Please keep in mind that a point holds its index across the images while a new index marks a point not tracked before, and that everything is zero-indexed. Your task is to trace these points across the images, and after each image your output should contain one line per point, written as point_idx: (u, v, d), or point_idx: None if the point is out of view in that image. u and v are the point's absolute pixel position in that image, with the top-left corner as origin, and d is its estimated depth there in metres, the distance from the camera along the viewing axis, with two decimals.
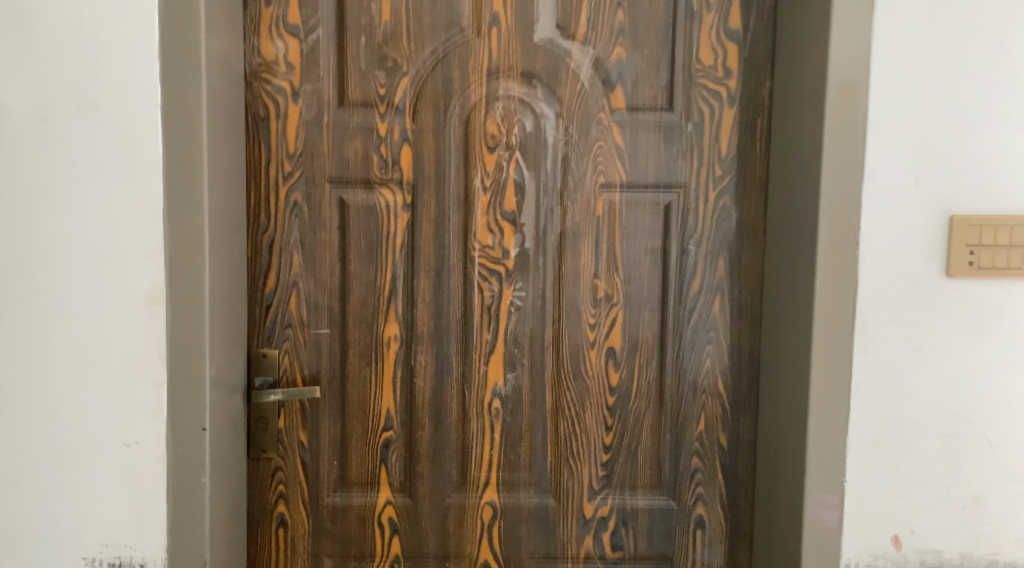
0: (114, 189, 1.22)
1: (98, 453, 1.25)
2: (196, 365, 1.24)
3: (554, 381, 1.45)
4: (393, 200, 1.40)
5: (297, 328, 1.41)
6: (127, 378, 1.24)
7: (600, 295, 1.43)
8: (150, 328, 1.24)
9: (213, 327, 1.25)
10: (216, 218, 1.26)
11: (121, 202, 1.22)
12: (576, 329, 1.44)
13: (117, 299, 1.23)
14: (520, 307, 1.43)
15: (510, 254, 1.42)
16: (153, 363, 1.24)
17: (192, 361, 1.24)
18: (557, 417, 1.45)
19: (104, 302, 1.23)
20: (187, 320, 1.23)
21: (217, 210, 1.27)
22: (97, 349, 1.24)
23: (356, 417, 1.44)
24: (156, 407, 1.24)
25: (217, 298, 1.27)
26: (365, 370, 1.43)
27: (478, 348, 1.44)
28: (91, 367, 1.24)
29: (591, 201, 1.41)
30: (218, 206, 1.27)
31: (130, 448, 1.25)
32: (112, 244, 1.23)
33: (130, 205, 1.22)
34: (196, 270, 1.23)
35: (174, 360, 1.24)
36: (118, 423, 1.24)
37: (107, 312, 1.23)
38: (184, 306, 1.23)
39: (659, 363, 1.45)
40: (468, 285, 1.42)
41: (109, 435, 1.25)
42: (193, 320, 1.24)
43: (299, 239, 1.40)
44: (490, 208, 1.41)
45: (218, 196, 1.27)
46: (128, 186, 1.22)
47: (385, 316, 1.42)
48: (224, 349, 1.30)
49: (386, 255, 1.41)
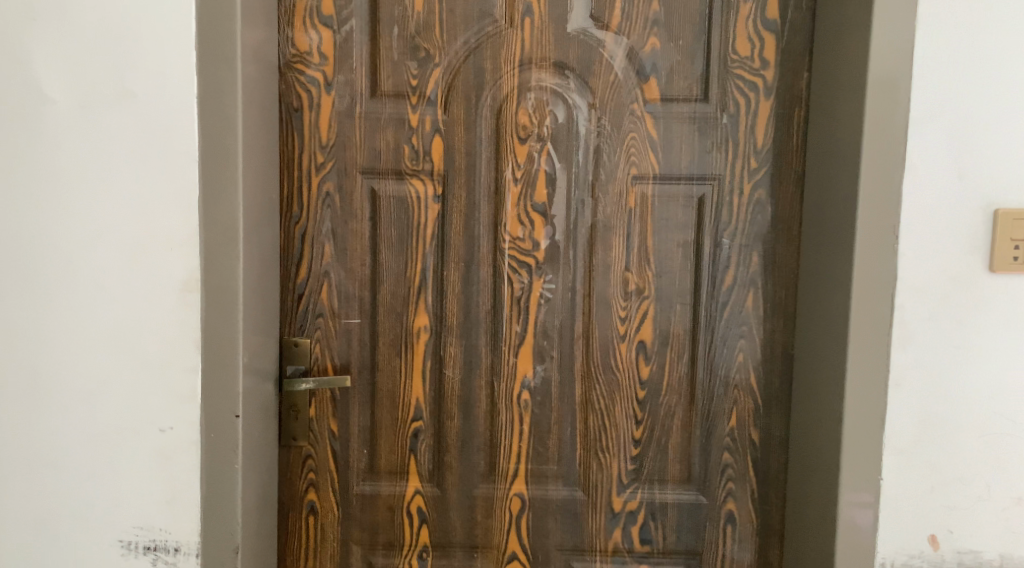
0: (150, 179, 1.24)
1: (133, 437, 1.27)
2: (229, 352, 1.26)
3: (584, 374, 1.44)
4: (425, 190, 1.40)
5: (328, 317, 1.42)
6: (162, 365, 1.26)
7: (631, 288, 1.42)
8: (185, 316, 1.25)
9: (246, 315, 1.27)
10: (250, 207, 1.27)
11: (157, 192, 1.24)
12: (606, 322, 1.43)
13: (153, 288, 1.25)
14: (550, 299, 1.43)
15: (541, 246, 1.41)
16: (188, 350, 1.26)
17: (224, 349, 1.26)
18: (586, 410, 1.45)
19: (140, 290, 1.25)
20: (220, 308, 1.25)
21: (251, 200, 1.27)
22: (133, 336, 1.26)
23: (385, 407, 1.44)
24: (190, 394, 1.26)
25: (250, 287, 1.28)
26: (395, 360, 1.44)
27: (507, 339, 1.43)
28: (127, 354, 1.26)
29: (623, 193, 1.40)
30: (252, 195, 1.28)
31: (165, 433, 1.27)
32: (148, 232, 1.24)
33: (166, 194, 1.24)
34: (229, 260, 1.25)
35: (207, 348, 1.25)
36: (153, 409, 1.27)
37: (143, 300, 1.25)
38: (217, 295, 1.25)
39: (690, 358, 1.43)
40: (498, 277, 1.42)
41: (145, 421, 1.27)
42: (226, 308, 1.25)
43: (331, 229, 1.41)
44: (521, 200, 1.41)
45: (252, 186, 1.28)
46: (164, 176, 1.24)
47: (414, 307, 1.42)
48: (256, 337, 1.32)
49: (416, 245, 1.41)
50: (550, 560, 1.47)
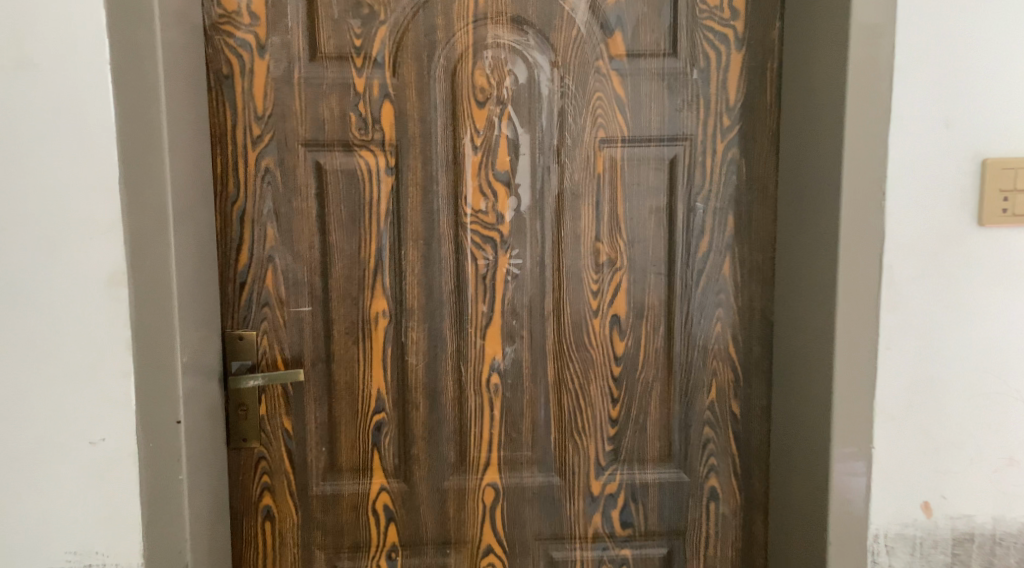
0: (64, 158, 1.08)
1: (61, 452, 1.12)
2: (165, 351, 1.14)
3: (556, 352, 1.35)
4: (376, 163, 1.28)
5: (276, 306, 1.30)
6: (88, 370, 1.11)
7: (603, 259, 1.33)
8: (113, 314, 1.10)
9: (181, 307, 1.16)
10: (177, 188, 1.15)
11: (72, 173, 1.08)
12: (578, 297, 1.34)
13: (73, 283, 1.10)
14: (517, 276, 1.33)
15: (505, 219, 1.31)
16: (119, 352, 1.11)
17: (161, 350, 1.14)
18: (560, 391, 1.36)
19: (60, 286, 1.10)
20: (153, 306, 1.12)
21: (178, 179, 1.15)
22: (53, 338, 1.11)
23: (344, 399, 1.33)
24: (124, 400, 1.11)
25: (182, 276, 1.16)
26: (352, 349, 1.32)
27: (474, 320, 1.33)
28: (47, 358, 1.11)
29: (590, 157, 1.30)
30: (179, 174, 1.15)
31: (98, 447, 1.12)
32: (65, 220, 1.09)
33: (83, 176, 1.08)
34: (160, 251, 1.13)
35: (142, 349, 1.12)
36: (82, 419, 1.12)
37: (63, 296, 1.10)
38: (149, 289, 1.12)
39: (667, 330, 1.36)
40: (461, 254, 1.31)
41: (73, 433, 1.12)
42: (160, 305, 1.13)
43: (273, 209, 1.27)
44: (482, 169, 1.29)
45: (179, 164, 1.16)
46: (79, 154, 1.08)
47: (371, 291, 1.31)
48: (195, 332, 1.20)
49: (370, 223, 1.29)
50: (528, 550, 1.39)
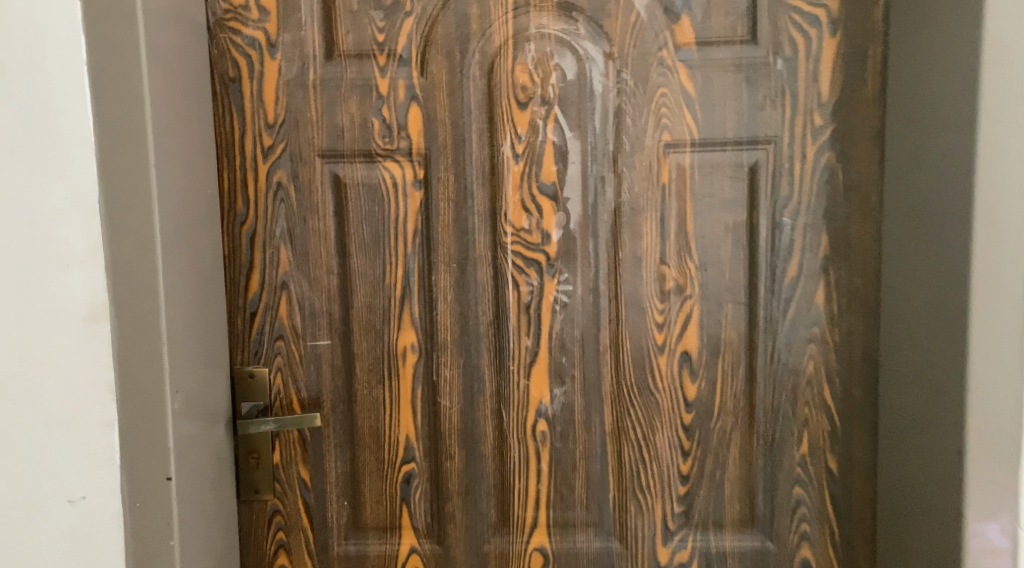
0: (26, 173, 0.91)
1: (32, 519, 0.95)
2: (153, 395, 0.99)
3: (613, 396, 1.15)
4: (402, 175, 1.11)
5: (290, 340, 1.14)
6: (64, 423, 0.93)
7: (670, 286, 1.12)
8: (94, 357, 0.93)
9: (171, 342, 1.01)
10: (167, 207, 1.01)
11: (40, 190, 0.91)
12: (639, 330, 1.13)
13: (45, 321, 0.92)
14: (565, 305, 1.13)
15: (551, 238, 1.12)
16: (98, 401, 0.93)
17: (148, 392, 0.98)
18: (620, 440, 1.16)
19: (25, 326, 0.92)
20: (138, 342, 0.96)
21: (170, 196, 1.01)
22: (22, 387, 0.93)
23: (368, 447, 1.16)
24: (105, 455, 0.94)
25: (173, 307, 1.02)
26: (377, 389, 1.15)
27: (516, 357, 1.15)
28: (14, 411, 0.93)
29: (652, 164, 1.10)
30: (169, 190, 1.01)
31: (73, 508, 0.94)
32: (31, 247, 0.91)
33: (52, 194, 0.91)
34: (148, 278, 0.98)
35: (126, 398, 0.95)
36: (54, 481, 0.94)
37: (29, 338, 0.92)
38: (133, 323, 0.96)
39: (747, 370, 1.14)
40: (500, 280, 1.13)
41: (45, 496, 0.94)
42: (146, 339, 0.97)
43: (287, 229, 1.12)
44: (524, 180, 1.11)
45: (172, 181, 1.01)
46: (48, 169, 0.91)
47: (397, 323, 1.14)
48: (192, 369, 1.05)
49: (395, 245, 1.12)
50: None
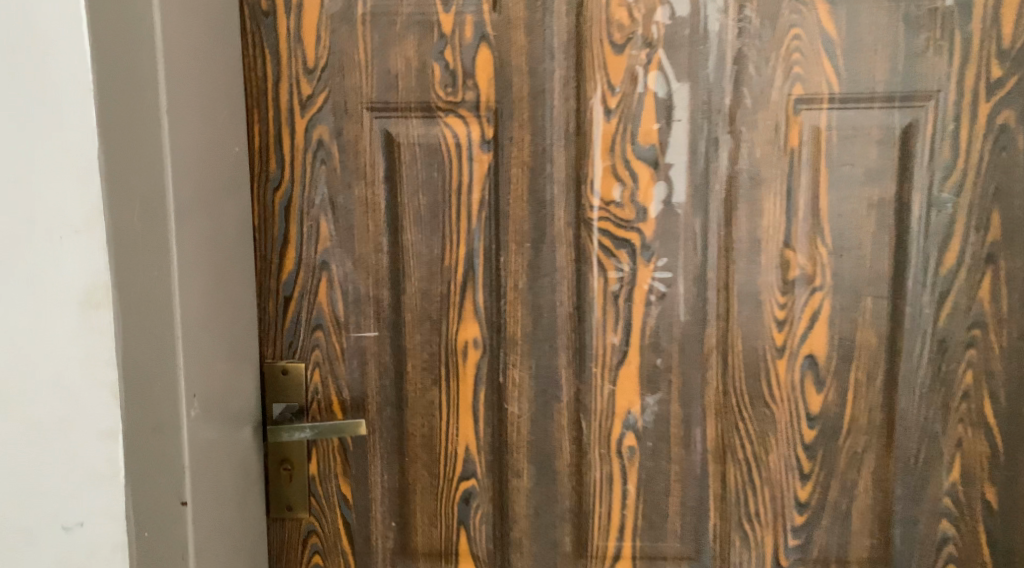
0: (3, 120, 0.70)
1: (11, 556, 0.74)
2: (165, 404, 0.78)
3: (717, 407, 0.95)
4: (467, 135, 0.91)
5: (331, 329, 0.95)
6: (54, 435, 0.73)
7: (794, 275, 0.92)
8: (92, 354, 0.72)
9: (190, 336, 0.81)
10: (186, 168, 0.80)
11: (21, 142, 0.70)
12: (754, 328, 0.93)
13: (29, 311, 0.72)
14: (663, 296, 0.93)
15: (648, 214, 0.91)
16: (98, 408, 0.73)
17: (162, 400, 0.78)
18: (723, 460, 0.96)
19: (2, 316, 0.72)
20: (148, 339, 0.76)
21: (191, 153, 0.81)
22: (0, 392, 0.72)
23: (421, 460, 0.97)
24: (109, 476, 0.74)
25: (191, 294, 0.81)
26: (431, 393, 0.96)
27: (599, 357, 0.95)
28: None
29: (779, 124, 0.89)
30: (193, 146, 0.81)
31: (63, 542, 0.74)
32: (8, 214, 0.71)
33: (39, 146, 0.70)
34: (161, 256, 0.77)
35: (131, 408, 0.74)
36: (39, 513, 0.74)
37: (9, 333, 0.72)
38: (142, 314, 0.75)
39: (886, 379, 0.93)
40: (584, 265, 0.93)
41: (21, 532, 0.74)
42: (157, 334, 0.77)
43: (328, 196, 0.92)
44: (616, 141, 0.89)
45: (193, 134, 0.81)
46: (33, 115, 0.69)
47: (458, 314, 0.94)
48: (217, 366, 0.86)
49: (456, 220, 0.92)
50: None
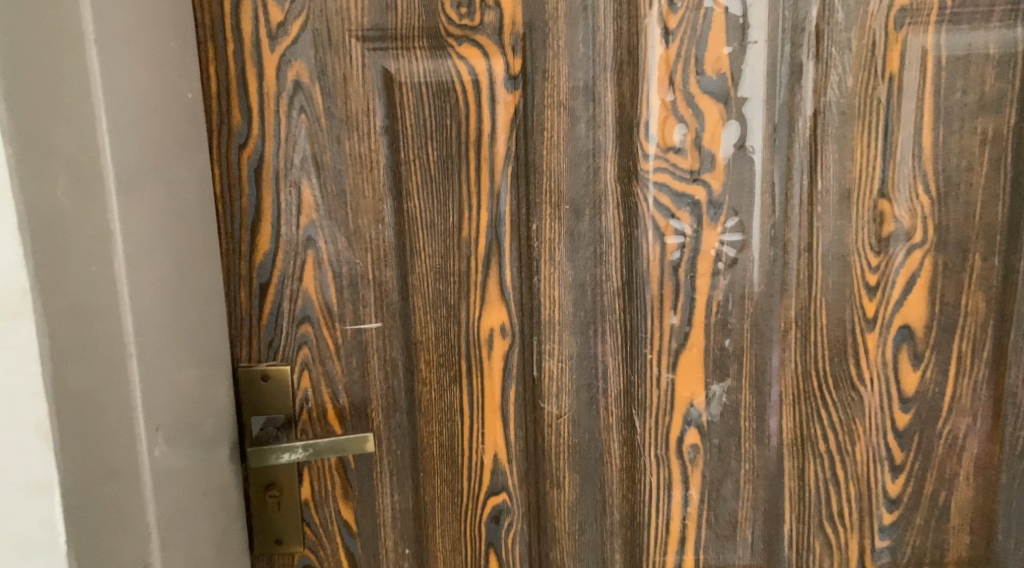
0: None
1: None
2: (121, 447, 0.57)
3: (797, 394, 0.79)
4: (489, 67, 0.71)
5: (321, 322, 0.75)
6: None
7: (892, 230, 0.76)
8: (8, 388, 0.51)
9: (156, 349, 0.61)
10: (133, 120, 0.58)
11: None
12: (842, 298, 0.77)
13: None
14: (733, 263, 0.76)
15: (716, 163, 0.73)
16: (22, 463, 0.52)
17: (115, 442, 0.56)
18: (803, 454, 0.80)
19: None
20: (88, 362, 0.54)
21: (139, 100, 0.59)
22: None
23: (439, 476, 0.78)
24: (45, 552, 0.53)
25: (152, 289, 0.61)
26: (448, 393, 0.77)
27: (656, 339, 0.77)
28: None
29: (877, 44, 0.72)
30: (139, 90, 0.59)
31: None
32: None
33: None
34: (101, 246, 0.55)
35: (72, 456, 0.53)
36: None
37: None
38: (78, 329, 0.53)
39: (994, 350, 0.78)
40: (636, 229, 0.75)
41: None
42: (102, 355, 0.55)
43: (311, 155, 0.72)
44: (677, 70, 0.71)
45: (138, 73, 0.59)
46: None
47: (480, 296, 0.75)
48: (185, 382, 0.65)
49: (475, 178, 0.73)
50: None
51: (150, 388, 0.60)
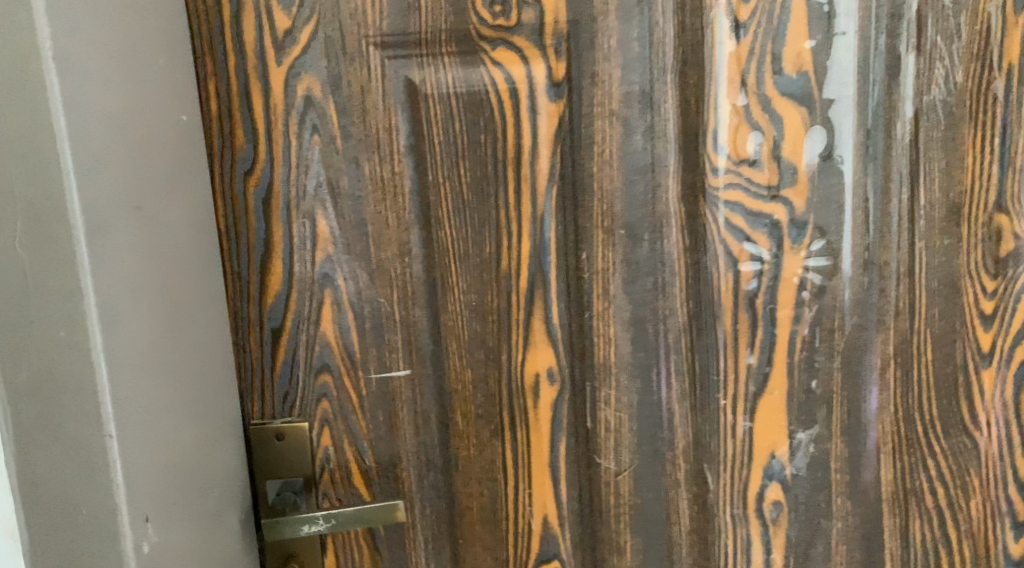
0: None
1: None
2: (94, 537, 0.49)
3: (900, 443, 0.67)
4: (527, 73, 0.61)
5: (342, 371, 0.65)
6: None
7: (1011, 249, 0.64)
8: None
9: (145, 419, 0.51)
10: (109, 152, 0.48)
11: None
12: (951, 329, 0.65)
13: None
14: (820, 291, 0.64)
15: (799, 176, 0.62)
16: None
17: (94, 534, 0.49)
18: (907, 512, 0.69)
19: None
20: (62, 439, 0.48)
21: (116, 127, 0.49)
22: None
23: (482, 542, 0.68)
24: None
25: (142, 351, 0.51)
26: (489, 448, 0.67)
27: (731, 383, 0.66)
28: None
29: (992, 31, 0.60)
30: (115, 115, 0.49)
31: None
32: None
33: None
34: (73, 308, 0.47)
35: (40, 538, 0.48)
36: None
37: None
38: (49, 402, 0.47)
39: None
40: (705, 255, 0.64)
41: None
42: (77, 433, 0.48)
43: (324, 180, 0.62)
44: (749, 70, 0.60)
45: (115, 96, 0.49)
46: None
47: (523, 337, 0.65)
48: (184, 454, 0.56)
49: (514, 201, 0.63)
50: None
51: (136, 468, 0.50)
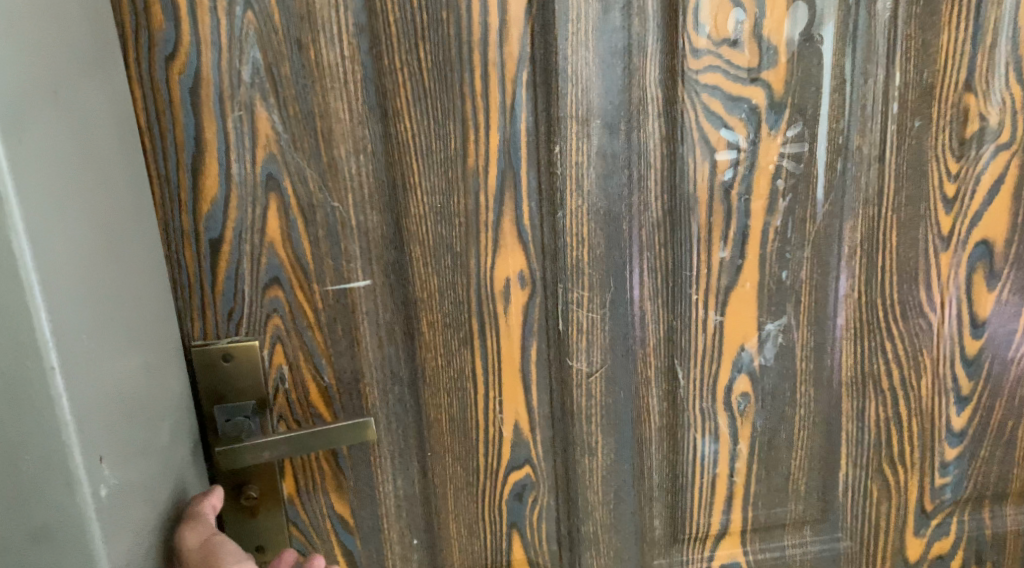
0: None
1: None
2: (41, 481, 0.41)
3: (862, 327, 0.68)
4: None
5: (293, 283, 0.59)
6: None
7: (976, 129, 0.64)
8: None
9: (102, 351, 0.44)
10: (26, 33, 0.39)
11: None
12: (916, 213, 0.65)
13: None
14: (795, 178, 0.63)
15: (779, 56, 0.59)
16: None
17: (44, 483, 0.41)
18: (864, 393, 0.70)
19: None
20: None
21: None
22: None
23: (451, 456, 0.65)
24: None
25: (89, 278, 0.44)
26: (457, 358, 0.63)
27: (704, 277, 0.64)
28: None
29: None
30: None
31: None
32: None
33: None
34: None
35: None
36: None
37: None
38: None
39: None
40: (682, 143, 0.60)
41: None
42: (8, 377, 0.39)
43: (265, 67, 0.54)
44: None
45: None
46: None
47: (492, 241, 0.60)
48: (137, 389, 0.49)
49: (482, 90, 0.57)
50: None
51: (95, 413, 0.43)
